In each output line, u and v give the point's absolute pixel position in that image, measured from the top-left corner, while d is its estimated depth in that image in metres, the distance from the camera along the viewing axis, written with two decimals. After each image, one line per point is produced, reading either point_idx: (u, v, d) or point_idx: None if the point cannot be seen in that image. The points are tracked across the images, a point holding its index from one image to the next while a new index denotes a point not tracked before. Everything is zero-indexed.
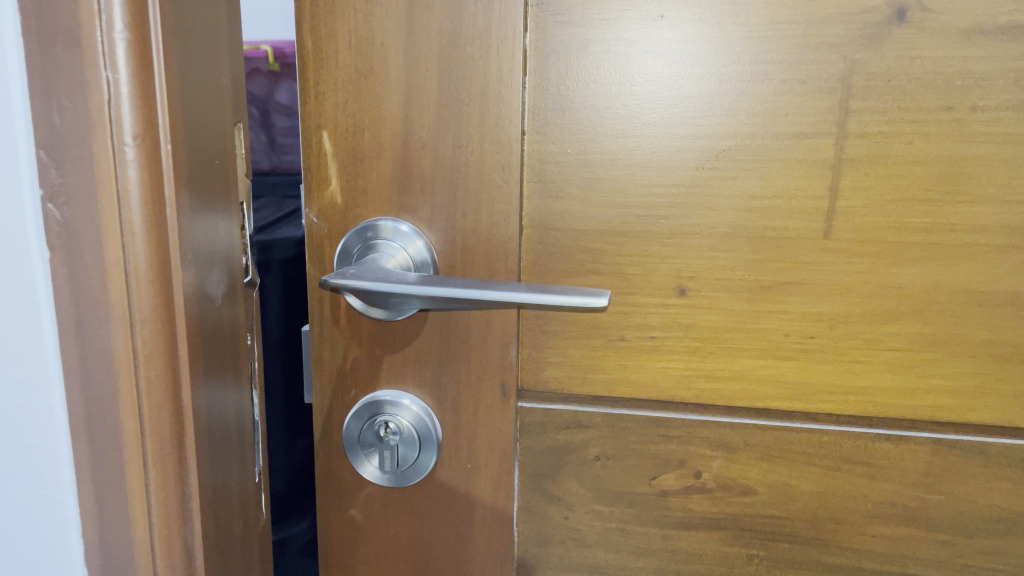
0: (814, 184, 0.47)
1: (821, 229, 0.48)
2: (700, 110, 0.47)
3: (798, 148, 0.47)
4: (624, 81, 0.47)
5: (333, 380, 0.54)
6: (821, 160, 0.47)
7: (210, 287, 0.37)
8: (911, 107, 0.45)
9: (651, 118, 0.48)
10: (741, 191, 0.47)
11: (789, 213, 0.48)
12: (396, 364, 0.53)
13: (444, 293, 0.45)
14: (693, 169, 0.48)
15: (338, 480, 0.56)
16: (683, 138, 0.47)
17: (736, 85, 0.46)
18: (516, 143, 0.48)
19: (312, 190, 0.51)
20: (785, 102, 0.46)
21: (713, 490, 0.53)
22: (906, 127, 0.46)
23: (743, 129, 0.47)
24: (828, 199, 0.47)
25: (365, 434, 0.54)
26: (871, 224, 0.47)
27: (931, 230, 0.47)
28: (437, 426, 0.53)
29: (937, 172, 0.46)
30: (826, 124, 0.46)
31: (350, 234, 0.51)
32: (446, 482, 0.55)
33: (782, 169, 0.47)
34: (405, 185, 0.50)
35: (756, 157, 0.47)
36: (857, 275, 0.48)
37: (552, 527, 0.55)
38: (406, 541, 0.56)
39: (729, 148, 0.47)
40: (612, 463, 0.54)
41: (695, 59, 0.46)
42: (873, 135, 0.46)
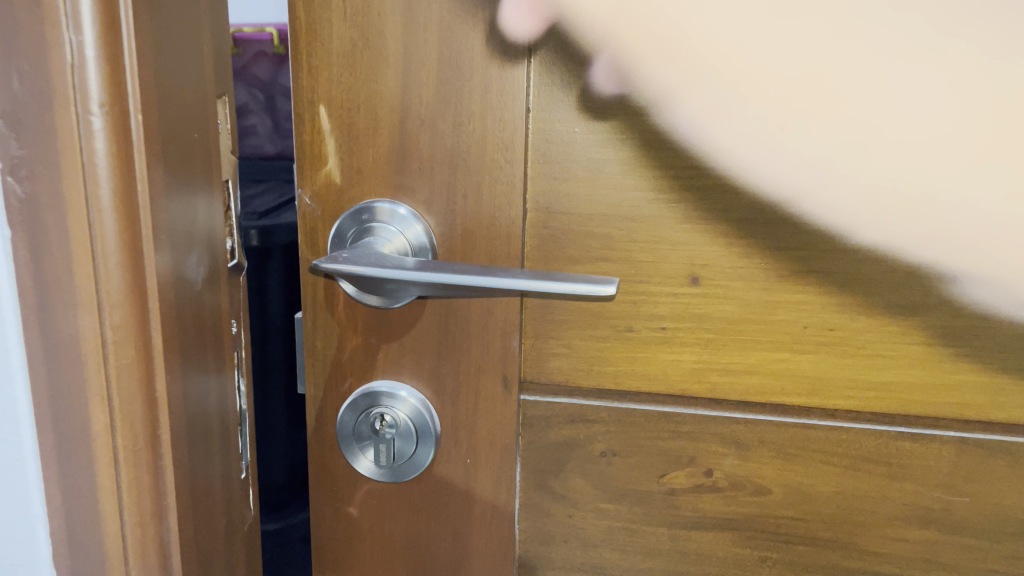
0: (839, 168, 0.44)
1: (845, 214, 0.45)
2: (719, 88, 0.43)
3: (825, 131, 0.43)
4: (635, 56, 0.43)
5: (327, 369, 0.51)
6: (849, 143, 0.43)
7: (188, 271, 0.34)
8: (947, 81, 0.41)
9: (663, 96, 0.44)
10: (763, 174, 0.44)
11: (813, 199, 0.44)
12: (393, 354, 0.50)
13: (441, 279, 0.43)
14: (712, 149, 0.44)
15: (332, 474, 0.54)
16: (700, 117, 0.44)
17: (760, 60, 0.42)
18: (522, 119, 0.46)
19: (306, 171, 0.49)
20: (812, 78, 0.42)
21: (725, 490, 0.51)
22: (939, 105, 0.42)
23: (769, 105, 0.43)
24: (852, 185, 0.44)
25: (360, 427, 0.51)
26: (896, 210, 0.44)
27: (958, 217, 0.44)
28: (435, 419, 0.51)
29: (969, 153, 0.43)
30: (858, 103, 0.42)
31: (344, 216, 0.48)
32: (444, 478, 0.52)
33: (807, 152, 0.44)
34: (403, 165, 0.47)
35: (778, 140, 0.44)
36: (881, 264, 0.45)
37: (555, 525, 0.53)
38: (403, 539, 0.54)
39: (751, 126, 0.44)
40: (619, 459, 0.51)
41: (712, 27, 0.42)
42: (909, 117, 0.42)
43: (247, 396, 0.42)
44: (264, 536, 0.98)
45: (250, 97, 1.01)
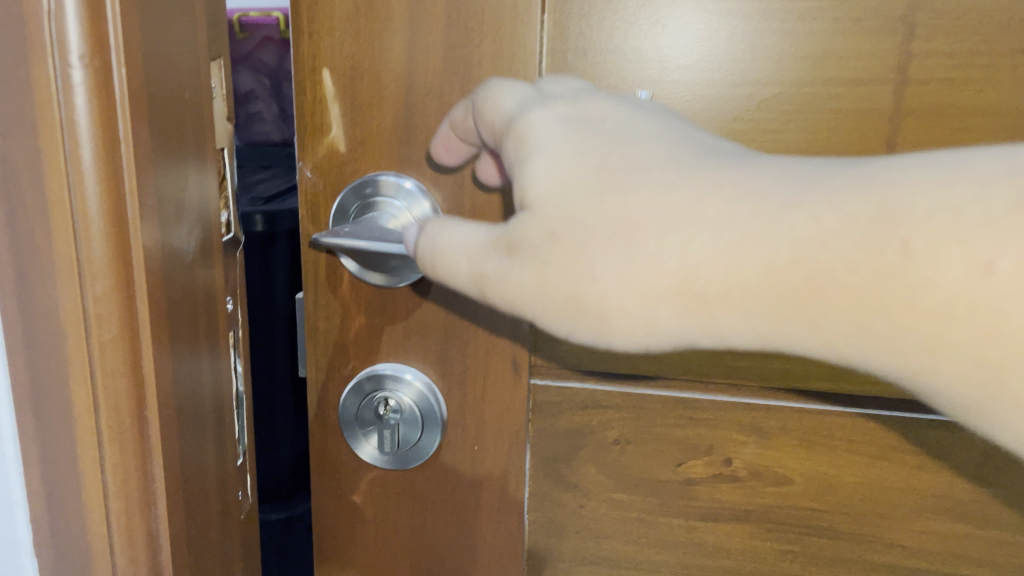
0: (778, 244, 0.27)
1: (754, 305, 0.28)
2: (617, 155, 0.30)
3: (736, 204, 0.28)
4: (547, 140, 0.31)
5: (329, 351, 0.49)
6: (760, 209, 0.27)
7: (177, 241, 0.32)
8: (920, 158, 0.26)
9: (560, 171, 0.30)
10: (662, 264, 0.29)
11: (699, 285, 0.28)
12: (398, 336, 0.48)
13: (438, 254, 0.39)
14: (593, 221, 0.29)
15: (334, 460, 0.51)
16: (586, 215, 0.29)
17: (661, 144, 0.30)
18: (451, 257, 0.34)
19: (306, 143, 0.46)
20: (739, 162, 0.29)
21: (745, 479, 0.48)
22: (926, 175, 0.25)
23: (661, 193, 0.29)
24: (749, 273, 0.27)
25: (364, 411, 0.49)
26: (873, 292, 0.26)
27: (995, 293, 0.24)
28: (442, 405, 0.49)
29: (970, 222, 0.24)
30: (767, 173, 0.28)
31: (348, 190, 0.46)
32: (450, 466, 0.50)
33: (713, 230, 0.28)
34: (409, 137, 0.45)
35: (674, 225, 0.28)
36: (849, 339, 0.27)
37: (566, 516, 0.51)
38: (407, 529, 0.52)
39: (634, 212, 0.29)
40: (633, 448, 0.49)
41: (608, 117, 0.32)
42: (819, 189, 0.27)
43: (245, 376, 0.40)
44: (268, 524, 0.96)
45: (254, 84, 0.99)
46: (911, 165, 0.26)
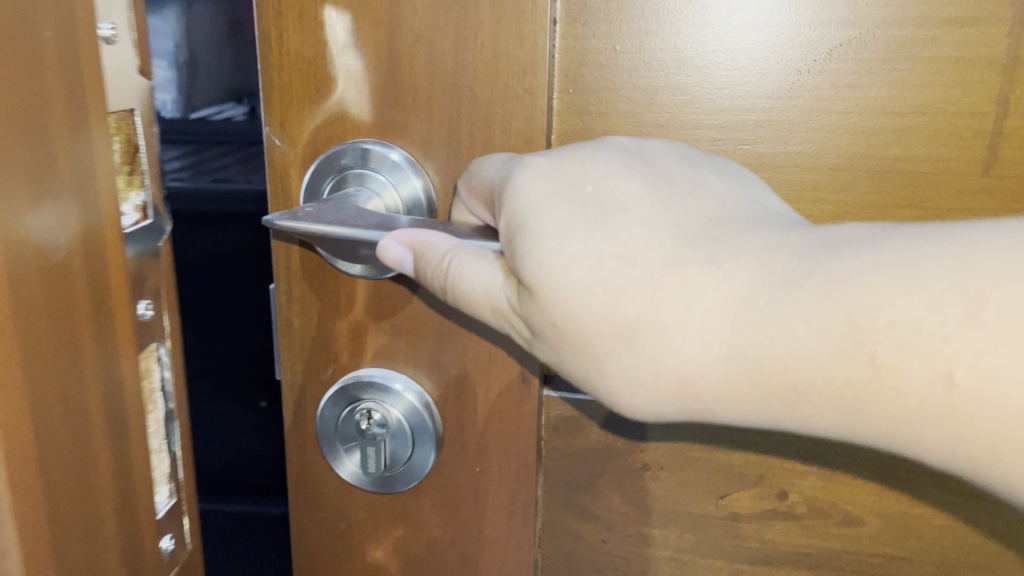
0: (760, 355, 0.23)
1: (749, 405, 0.25)
2: (601, 237, 0.25)
3: (727, 318, 0.24)
4: (533, 218, 0.26)
5: (305, 352, 0.42)
6: (742, 323, 0.23)
7: (37, 234, 0.23)
8: (878, 252, 0.22)
9: (546, 260, 0.26)
10: (659, 370, 0.25)
11: (698, 392, 0.25)
12: (384, 336, 0.40)
13: (418, 228, 0.30)
14: (589, 320, 0.25)
15: (316, 481, 0.44)
16: (584, 315, 0.25)
17: (647, 216, 0.25)
18: (479, 286, 0.29)
19: (273, 103, 0.38)
20: (721, 249, 0.24)
21: (803, 517, 0.40)
22: (880, 285, 0.22)
23: (647, 296, 0.24)
24: (737, 383, 0.24)
25: (344, 426, 0.41)
26: (856, 405, 0.23)
27: (961, 406, 0.21)
28: (437, 420, 0.41)
29: (928, 339, 0.21)
30: (752, 267, 0.24)
31: (321, 160, 0.38)
32: (449, 490, 0.42)
33: (703, 339, 0.24)
34: (393, 96, 0.37)
35: (669, 333, 0.24)
36: (834, 424, 0.24)
37: (587, 551, 0.43)
38: (401, 560, 0.44)
39: (628, 315, 0.25)
40: (667, 475, 0.40)
41: (588, 177, 0.26)
42: (793, 298, 0.23)
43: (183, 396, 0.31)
44: None
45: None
46: (863, 258, 0.22)
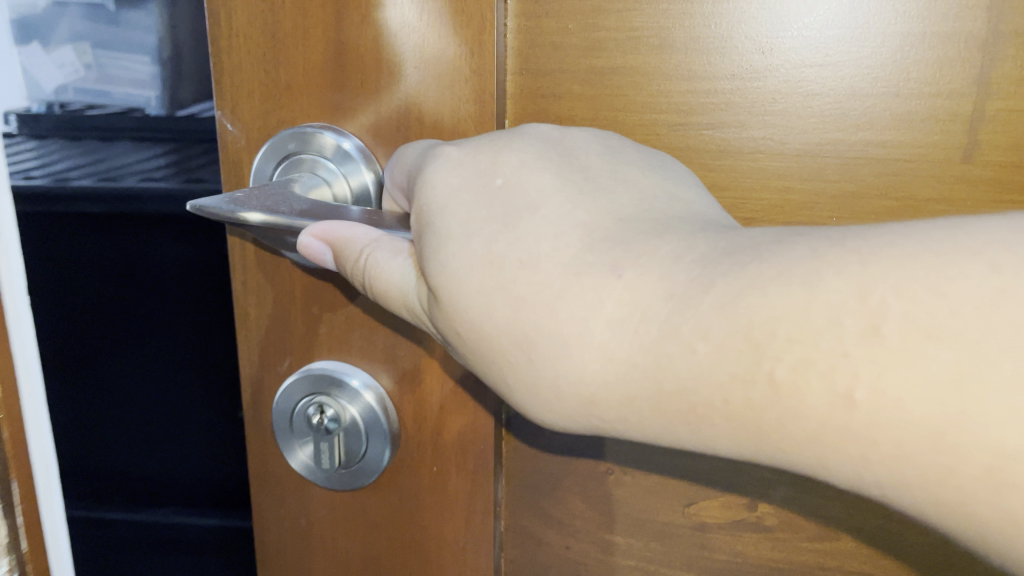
0: (659, 374, 0.23)
1: (648, 425, 0.24)
2: (505, 242, 0.25)
3: (629, 333, 0.23)
4: (440, 216, 0.26)
5: (261, 343, 0.40)
6: (642, 341, 0.23)
7: None
8: (786, 260, 0.22)
9: (452, 266, 0.25)
10: (560, 385, 0.25)
11: (597, 408, 0.25)
12: (338, 328, 0.39)
13: (337, 220, 0.30)
14: (491, 331, 0.25)
15: (274, 477, 0.43)
16: (485, 324, 0.25)
17: (554, 219, 0.25)
18: (393, 287, 0.29)
19: (225, 88, 0.37)
20: (624, 259, 0.24)
21: (775, 530, 0.37)
22: (780, 299, 0.21)
23: (548, 308, 0.24)
24: (640, 401, 0.24)
25: (298, 420, 0.40)
26: (754, 425, 0.22)
27: (861, 424, 0.20)
28: (392, 416, 0.39)
29: (826, 355, 0.20)
30: (654, 278, 0.23)
31: (270, 147, 0.37)
32: (406, 489, 0.40)
33: (602, 356, 0.24)
34: (342, 78, 0.36)
35: (568, 350, 0.24)
36: (743, 446, 0.23)
37: (550, 558, 0.41)
38: (361, 560, 0.42)
39: (528, 328, 0.24)
40: (630, 480, 0.38)
41: (499, 170, 0.26)
42: (692, 313, 0.22)
43: (26, 453, 0.31)
44: None
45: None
46: (764, 269, 0.22)
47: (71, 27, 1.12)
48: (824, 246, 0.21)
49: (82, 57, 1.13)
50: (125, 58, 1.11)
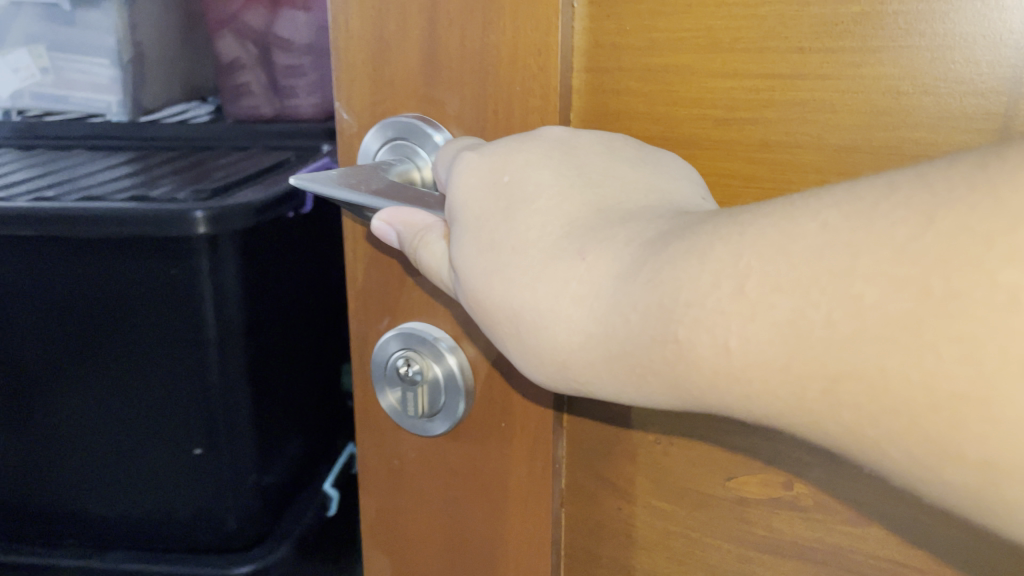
0: (611, 341, 0.27)
1: (613, 384, 0.28)
2: (503, 230, 0.30)
3: (586, 309, 0.27)
4: (462, 209, 0.32)
5: (365, 303, 0.47)
6: (595, 311, 0.27)
7: None
8: (697, 235, 0.25)
9: (466, 251, 0.31)
10: (542, 352, 0.29)
11: (572, 373, 0.28)
12: (426, 294, 0.44)
13: (399, 208, 0.37)
14: (491, 307, 0.30)
15: (373, 421, 0.49)
16: (487, 299, 0.30)
17: (544, 209, 0.30)
18: (432, 265, 0.35)
19: (342, 81, 0.44)
20: (589, 245, 0.28)
21: (810, 510, 0.38)
22: (684, 268, 0.24)
23: (528, 287, 0.29)
24: (598, 366, 0.27)
25: (389, 368, 0.46)
26: (674, 381, 0.25)
27: (738, 369, 0.23)
28: (469, 377, 0.44)
29: (711, 312, 0.23)
30: (608, 258, 0.27)
31: (376, 132, 0.43)
32: (478, 441, 0.45)
33: (569, 327, 0.28)
34: (434, 74, 0.41)
35: (543, 321, 0.28)
36: (680, 400, 0.26)
37: (605, 516, 0.44)
38: (442, 501, 0.48)
39: (515, 302, 0.29)
40: (677, 450, 0.41)
41: (506, 168, 0.31)
42: (629, 287, 0.26)
43: None
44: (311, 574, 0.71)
45: (296, 60, 0.81)
46: (679, 246, 0.25)
47: (26, 29, 0.82)
48: (742, 215, 0.24)
49: (37, 60, 0.83)
50: (79, 59, 0.82)
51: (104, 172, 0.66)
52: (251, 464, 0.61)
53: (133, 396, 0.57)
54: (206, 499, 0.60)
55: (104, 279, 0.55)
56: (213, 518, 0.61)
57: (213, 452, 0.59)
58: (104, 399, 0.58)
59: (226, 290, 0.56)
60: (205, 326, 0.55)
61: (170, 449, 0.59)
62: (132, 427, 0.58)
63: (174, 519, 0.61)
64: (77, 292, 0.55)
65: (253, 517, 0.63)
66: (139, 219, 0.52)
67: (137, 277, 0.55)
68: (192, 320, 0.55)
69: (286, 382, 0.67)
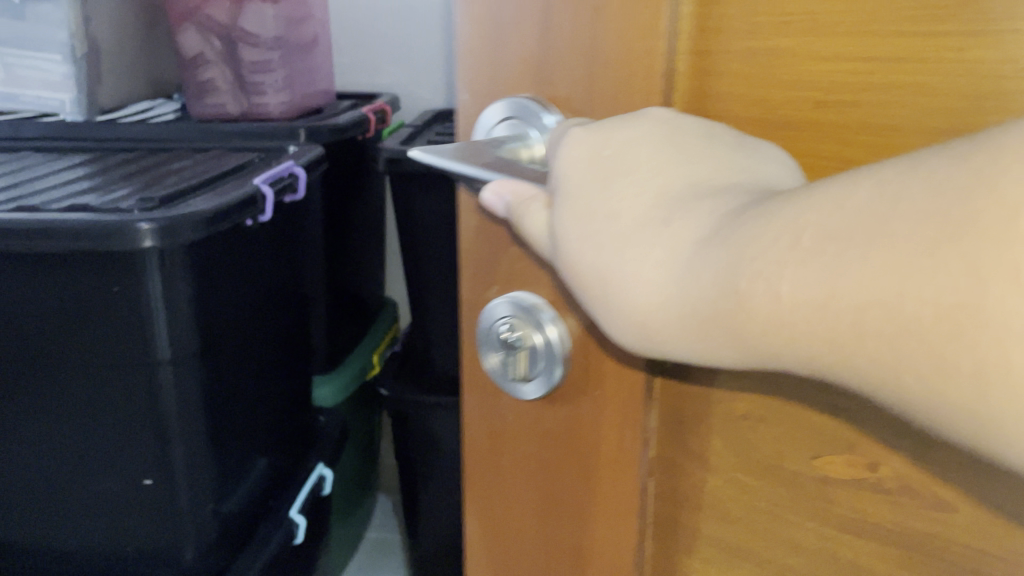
0: (687, 302, 0.29)
1: (687, 343, 0.30)
2: (599, 201, 0.32)
3: (668, 271, 0.30)
4: (562, 181, 0.34)
5: (475, 273, 0.50)
6: (678, 275, 0.29)
7: None
8: (777, 203, 0.27)
9: (564, 219, 0.34)
10: (623, 312, 0.31)
11: (649, 333, 0.30)
12: (529, 265, 0.47)
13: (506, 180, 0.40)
14: (582, 270, 0.33)
15: (478, 384, 0.52)
16: (579, 262, 0.33)
17: (640, 181, 0.32)
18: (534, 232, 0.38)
19: (462, 63, 0.47)
20: (675, 214, 0.30)
21: (893, 493, 0.38)
22: (762, 230, 0.27)
23: (617, 252, 0.31)
24: (674, 325, 0.30)
25: (493, 333, 0.49)
26: (737, 332, 0.28)
27: (786, 315, 0.26)
28: (567, 346, 0.46)
29: (770, 263, 0.26)
30: (696, 226, 0.30)
31: (491, 111, 0.46)
32: (573, 407, 0.48)
33: (649, 289, 0.30)
34: (547, 57, 0.43)
35: (628, 284, 0.30)
36: (748, 356, 0.28)
37: (692, 487, 0.46)
38: (537, 464, 0.50)
39: (603, 266, 0.31)
40: (764, 426, 0.42)
41: (609, 144, 0.33)
42: (711, 251, 0.28)
43: None
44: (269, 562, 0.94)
45: (262, 54, 1.11)
46: (757, 211, 0.28)
47: None
48: (820, 184, 0.26)
49: None
50: (32, 58, 1.02)
51: (54, 189, 0.79)
52: (205, 496, 0.83)
53: (94, 380, 0.75)
54: (172, 527, 0.81)
55: (46, 291, 0.72)
56: (176, 548, 0.82)
57: (160, 483, 0.79)
58: (110, 403, 0.76)
59: (158, 312, 0.72)
60: (158, 349, 0.74)
61: (140, 474, 0.79)
62: (79, 434, 0.78)
63: (126, 549, 0.83)
64: (68, 312, 0.72)
65: (207, 547, 0.85)
66: (87, 228, 0.66)
67: (86, 291, 0.71)
68: (145, 345, 0.73)
69: (229, 379, 0.87)
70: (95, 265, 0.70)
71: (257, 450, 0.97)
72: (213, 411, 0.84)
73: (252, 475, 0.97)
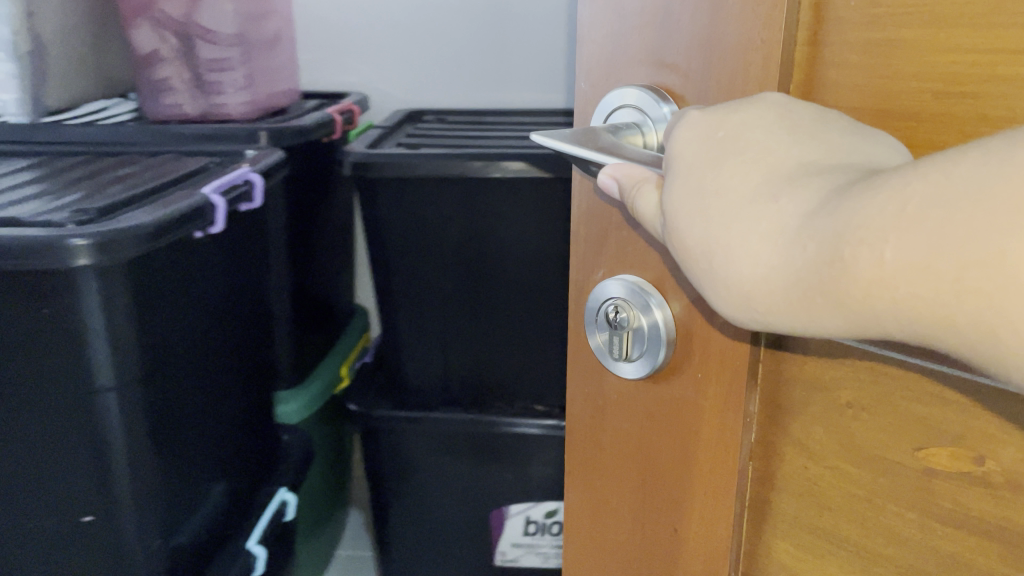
0: (790, 270, 0.31)
1: (789, 310, 0.31)
2: (709, 177, 0.34)
3: (773, 242, 0.31)
4: (674, 159, 0.36)
5: (584, 255, 0.52)
6: (782, 245, 0.31)
7: None
8: (884, 176, 0.28)
9: (672, 194, 0.35)
10: (724, 281, 0.33)
11: (751, 301, 0.32)
12: (636, 249, 0.49)
13: (621, 163, 0.42)
14: (687, 242, 0.34)
15: (582, 363, 0.54)
16: (685, 234, 0.34)
17: (750, 158, 0.33)
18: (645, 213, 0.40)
19: (583, 55, 0.49)
20: (783, 190, 0.32)
21: (997, 487, 0.38)
22: (867, 200, 0.28)
23: (723, 224, 0.33)
24: (776, 291, 0.31)
25: (600, 313, 0.51)
26: (840, 300, 0.29)
27: (889, 279, 0.27)
28: (670, 330, 0.48)
29: (875, 232, 0.27)
30: (802, 200, 0.31)
31: (608, 100, 0.48)
32: (675, 387, 0.49)
33: (754, 258, 0.32)
34: (665, 48, 0.45)
35: (732, 254, 0.32)
36: (848, 321, 0.29)
37: (790, 472, 0.47)
38: (637, 442, 0.52)
39: (709, 237, 0.33)
40: (865, 416, 0.42)
41: (722, 125, 0.35)
42: (817, 222, 0.30)
43: None
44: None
45: (222, 51, 1.05)
46: (866, 186, 0.29)
47: None
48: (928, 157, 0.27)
49: None
50: None
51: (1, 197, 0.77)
52: (152, 528, 0.76)
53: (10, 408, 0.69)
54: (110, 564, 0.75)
55: None
56: None
57: (101, 520, 0.73)
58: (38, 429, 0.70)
59: (97, 330, 0.67)
60: (95, 375, 0.68)
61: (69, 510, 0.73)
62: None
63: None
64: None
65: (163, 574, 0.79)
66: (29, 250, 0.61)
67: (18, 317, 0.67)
68: (79, 369, 0.68)
69: (175, 398, 0.82)
70: (28, 286, 0.66)
71: (213, 480, 0.91)
72: (162, 444, 0.78)
73: (211, 501, 0.91)
